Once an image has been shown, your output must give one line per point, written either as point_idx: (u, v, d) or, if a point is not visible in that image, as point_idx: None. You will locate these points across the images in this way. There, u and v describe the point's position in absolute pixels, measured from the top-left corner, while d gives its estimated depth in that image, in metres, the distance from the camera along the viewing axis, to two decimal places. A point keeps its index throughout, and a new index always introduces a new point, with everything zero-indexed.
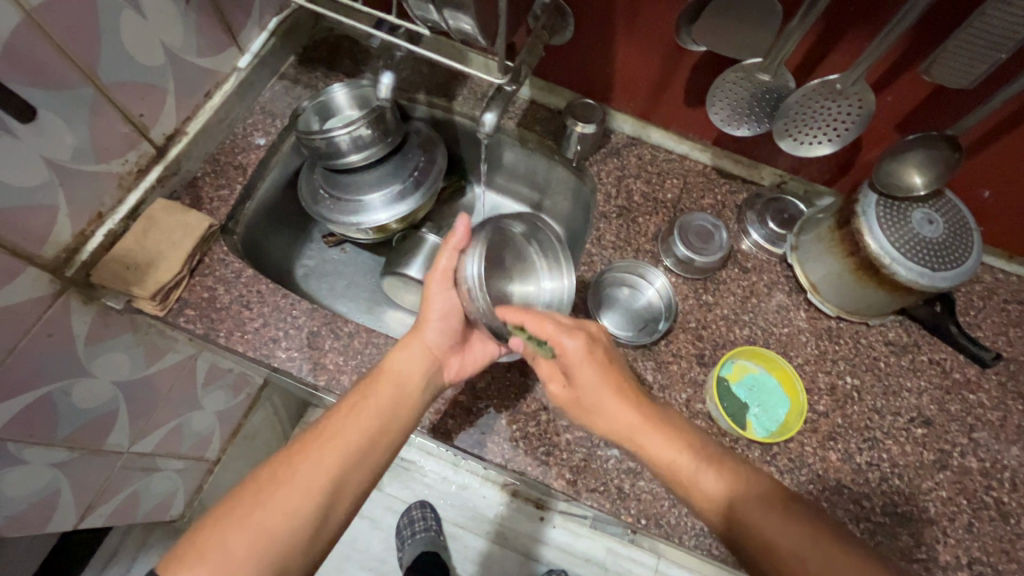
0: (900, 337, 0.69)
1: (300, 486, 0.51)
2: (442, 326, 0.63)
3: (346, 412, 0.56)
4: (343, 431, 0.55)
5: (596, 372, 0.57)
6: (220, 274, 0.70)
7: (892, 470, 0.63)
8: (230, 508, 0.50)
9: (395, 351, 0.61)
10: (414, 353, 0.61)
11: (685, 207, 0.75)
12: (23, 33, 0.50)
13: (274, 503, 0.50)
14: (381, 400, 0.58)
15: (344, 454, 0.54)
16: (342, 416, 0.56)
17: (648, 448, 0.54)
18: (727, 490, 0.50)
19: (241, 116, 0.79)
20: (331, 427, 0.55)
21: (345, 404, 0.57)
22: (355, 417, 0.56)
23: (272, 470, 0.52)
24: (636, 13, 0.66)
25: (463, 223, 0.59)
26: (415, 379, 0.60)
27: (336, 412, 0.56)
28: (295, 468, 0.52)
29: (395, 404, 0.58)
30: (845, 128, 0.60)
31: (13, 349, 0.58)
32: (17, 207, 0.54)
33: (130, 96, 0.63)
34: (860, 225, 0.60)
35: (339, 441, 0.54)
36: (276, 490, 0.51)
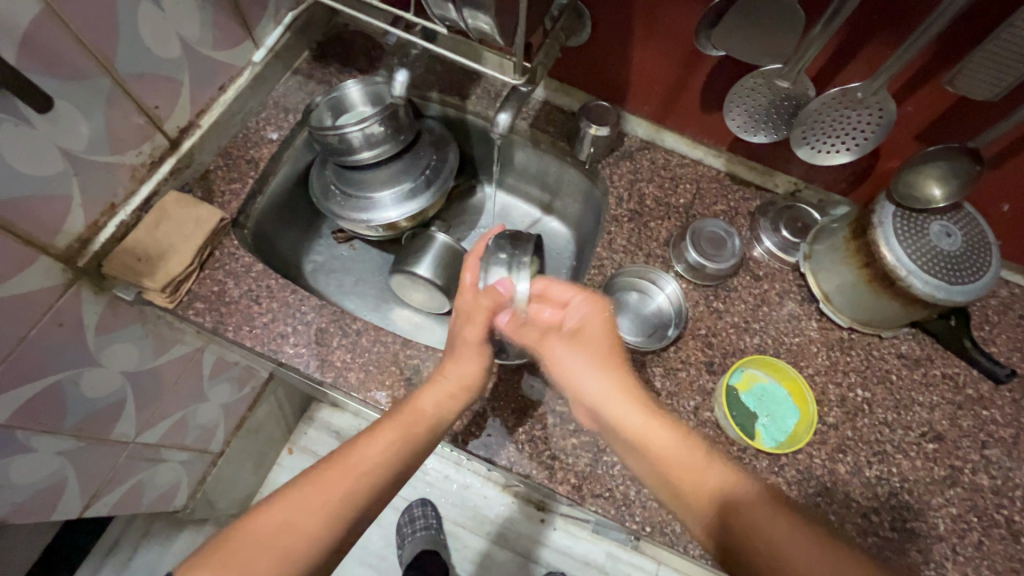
0: (913, 350, 0.69)
1: (324, 509, 0.49)
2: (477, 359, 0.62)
3: (373, 439, 0.55)
4: (369, 458, 0.53)
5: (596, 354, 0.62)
6: (230, 267, 0.70)
7: (902, 484, 0.62)
8: (249, 530, 0.48)
9: (426, 391, 0.59)
10: (447, 382, 0.60)
11: (698, 213, 0.75)
12: (42, 23, 0.50)
13: (299, 529, 0.48)
14: (411, 428, 0.56)
15: (371, 482, 0.52)
16: (373, 448, 0.54)
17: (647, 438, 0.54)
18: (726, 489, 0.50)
19: (255, 110, 0.79)
20: (357, 453, 0.53)
21: (377, 435, 0.55)
22: (384, 449, 0.54)
23: (294, 494, 0.50)
24: (654, 15, 0.65)
25: (509, 286, 0.63)
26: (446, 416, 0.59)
27: (360, 439, 0.55)
28: (321, 495, 0.50)
29: (424, 435, 0.57)
30: (864, 138, 0.59)
31: (24, 338, 0.58)
32: (31, 196, 0.55)
33: (146, 88, 0.63)
34: (876, 235, 0.59)
35: (365, 470, 0.53)
36: (302, 513, 0.49)
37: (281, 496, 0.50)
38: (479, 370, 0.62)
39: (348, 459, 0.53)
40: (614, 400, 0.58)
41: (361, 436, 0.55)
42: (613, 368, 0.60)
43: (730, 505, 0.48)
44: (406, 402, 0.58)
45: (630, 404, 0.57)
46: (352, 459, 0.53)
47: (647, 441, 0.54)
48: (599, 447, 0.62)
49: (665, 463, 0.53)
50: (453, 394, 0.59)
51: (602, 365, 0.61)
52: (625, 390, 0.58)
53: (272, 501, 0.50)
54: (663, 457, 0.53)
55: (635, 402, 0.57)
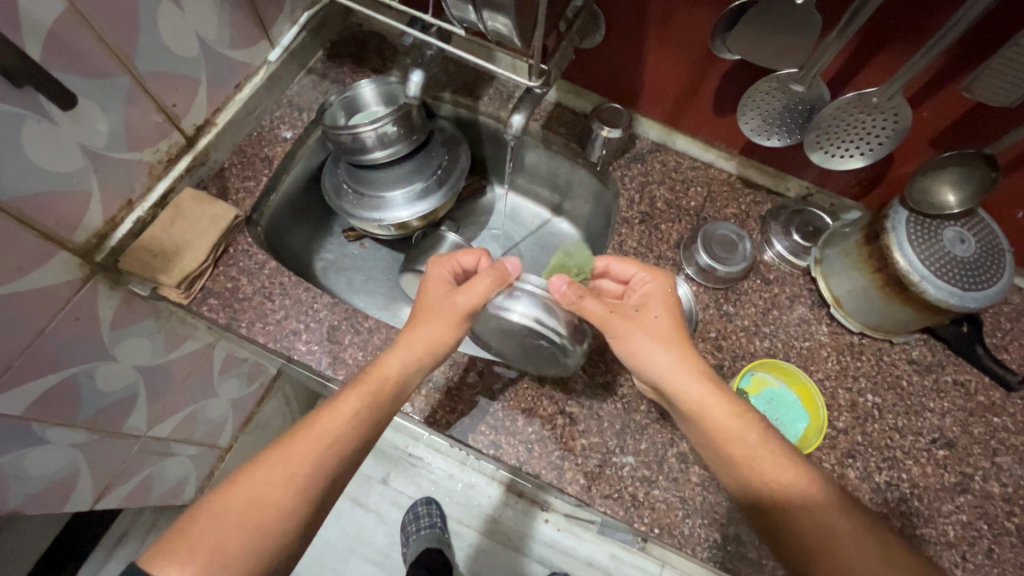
0: (924, 356, 0.68)
1: (290, 483, 0.49)
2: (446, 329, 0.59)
3: (335, 408, 0.53)
4: (332, 429, 0.52)
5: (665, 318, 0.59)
6: (244, 264, 0.70)
7: (912, 490, 0.62)
8: (218, 508, 0.47)
9: (393, 350, 0.57)
10: (413, 344, 0.58)
11: (709, 216, 0.75)
12: (66, 22, 0.51)
13: (270, 505, 0.47)
14: (375, 392, 0.55)
15: (337, 453, 0.51)
16: (337, 414, 0.52)
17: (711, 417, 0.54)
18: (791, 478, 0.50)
19: (269, 108, 0.80)
20: (319, 424, 0.52)
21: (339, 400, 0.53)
22: (346, 414, 0.53)
23: (261, 469, 0.49)
24: (669, 19, 0.65)
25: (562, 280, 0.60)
26: (409, 379, 0.57)
27: (321, 411, 0.53)
28: (286, 469, 0.49)
29: (389, 399, 0.55)
30: (879, 143, 0.59)
31: (41, 332, 0.59)
32: (51, 191, 0.55)
33: (165, 86, 0.64)
34: (889, 241, 0.59)
35: (329, 439, 0.51)
36: (269, 489, 0.48)
37: (248, 473, 0.49)
38: (454, 335, 0.59)
39: (309, 432, 0.51)
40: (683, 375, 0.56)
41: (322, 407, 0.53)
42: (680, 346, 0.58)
43: (795, 492, 0.49)
44: (370, 364, 0.57)
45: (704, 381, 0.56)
46: (315, 431, 0.51)
47: (714, 423, 0.54)
48: (609, 448, 0.62)
49: (732, 446, 0.53)
50: (418, 355, 0.58)
51: (665, 343, 0.58)
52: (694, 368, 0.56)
53: (241, 478, 0.49)
54: (729, 440, 0.53)
55: (705, 380, 0.56)
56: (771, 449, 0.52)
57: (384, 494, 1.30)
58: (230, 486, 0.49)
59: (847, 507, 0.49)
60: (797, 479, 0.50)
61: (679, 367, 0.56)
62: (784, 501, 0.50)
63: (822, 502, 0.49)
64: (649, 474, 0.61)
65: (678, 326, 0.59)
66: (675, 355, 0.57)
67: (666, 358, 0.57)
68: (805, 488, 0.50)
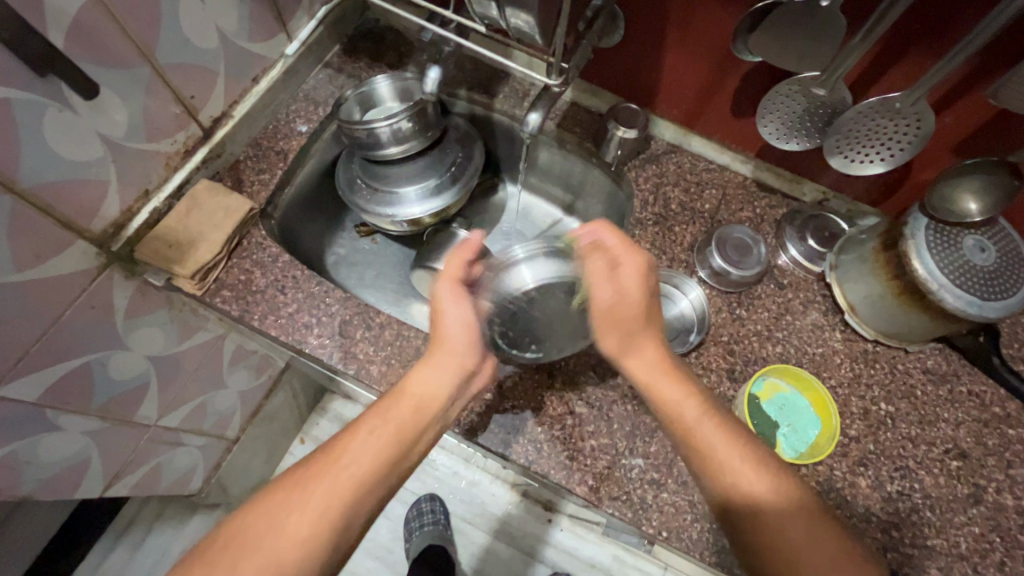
0: (939, 365, 0.68)
1: (310, 510, 0.46)
2: (465, 332, 0.56)
3: (360, 433, 0.50)
4: (360, 453, 0.49)
5: (638, 305, 0.54)
6: (257, 257, 0.70)
7: (924, 501, 0.62)
8: (238, 532, 0.46)
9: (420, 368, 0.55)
10: (438, 360, 0.55)
11: (723, 219, 0.74)
12: (90, 12, 0.51)
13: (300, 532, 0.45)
14: (400, 418, 0.52)
15: (366, 476, 0.49)
16: (357, 441, 0.50)
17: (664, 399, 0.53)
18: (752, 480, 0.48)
19: (285, 102, 0.80)
20: (345, 449, 0.49)
21: (360, 427, 0.51)
22: (368, 442, 0.50)
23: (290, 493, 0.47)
24: (689, 20, 0.65)
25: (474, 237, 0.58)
26: (440, 398, 0.54)
27: (344, 435, 0.51)
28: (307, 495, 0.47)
29: (420, 420, 0.53)
30: (900, 148, 0.58)
31: (58, 320, 0.59)
32: (70, 180, 0.56)
33: (183, 78, 0.64)
34: (907, 248, 0.59)
35: (357, 465, 0.49)
36: (287, 515, 0.46)
37: (275, 492, 0.48)
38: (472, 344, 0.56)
39: (335, 460, 0.49)
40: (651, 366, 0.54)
41: (345, 433, 0.51)
42: (643, 324, 0.55)
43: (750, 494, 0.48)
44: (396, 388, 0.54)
45: (659, 352, 0.54)
46: (340, 458, 0.49)
47: (662, 398, 0.53)
48: (617, 450, 0.62)
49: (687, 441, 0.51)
50: (447, 367, 0.55)
51: (633, 329, 0.54)
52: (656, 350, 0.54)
53: (268, 495, 0.48)
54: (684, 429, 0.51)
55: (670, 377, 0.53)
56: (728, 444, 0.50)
57: None
58: (253, 505, 0.48)
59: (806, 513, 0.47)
60: (750, 477, 0.48)
61: (648, 350, 0.54)
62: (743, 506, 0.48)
63: (766, 504, 0.47)
64: (658, 477, 0.61)
65: (647, 305, 0.55)
66: (648, 334, 0.54)
67: (634, 340, 0.55)
68: (748, 485, 0.48)
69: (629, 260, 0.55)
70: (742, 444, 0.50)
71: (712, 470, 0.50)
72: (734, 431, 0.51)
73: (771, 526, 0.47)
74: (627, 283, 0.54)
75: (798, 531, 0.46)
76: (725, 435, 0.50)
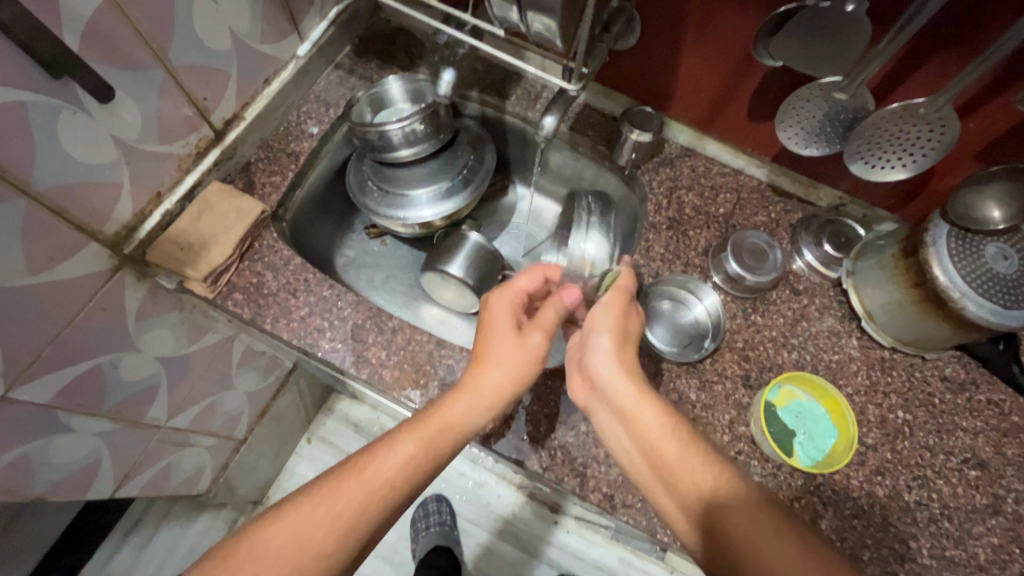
0: (957, 374, 0.67)
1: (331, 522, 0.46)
2: (513, 373, 0.56)
3: (390, 452, 0.50)
4: (389, 472, 0.49)
5: (615, 352, 0.57)
6: (270, 260, 0.70)
7: (942, 511, 0.61)
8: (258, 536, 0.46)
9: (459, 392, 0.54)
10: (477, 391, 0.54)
11: (738, 223, 0.73)
12: (104, 14, 0.51)
13: (321, 547, 0.45)
14: (431, 440, 0.51)
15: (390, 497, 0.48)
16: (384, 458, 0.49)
17: (640, 421, 0.53)
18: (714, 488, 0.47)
19: (296, 103, 0.79)
20: (371, 467, 0.49)
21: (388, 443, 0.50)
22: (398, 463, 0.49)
23: (308, 509, 0.46)
24: (707, 23, 0.64)
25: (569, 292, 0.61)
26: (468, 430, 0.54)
27: (373, 452, 0.50)
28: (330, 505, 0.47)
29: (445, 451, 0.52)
30: (923, 154, 0.56)
31: (70, 322, 0.59)
32: (83, 183, 0.55)
33: (196, 80, 0.64)
34: (928, 256, 0.58)
35: (388, 486, 0.48)
36: (307, 524, 0.46)
37: (293, 508, 0.46)
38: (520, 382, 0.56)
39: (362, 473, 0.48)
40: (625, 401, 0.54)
41: (373, 451, 0.50)
42: (610, 358, 0.56)
43: (714, 503, 0.47)
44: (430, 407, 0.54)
45: (626, 382, 0.54)
46: (367, 472, 0.48)
47: (637, 425, 0.53)
48: None
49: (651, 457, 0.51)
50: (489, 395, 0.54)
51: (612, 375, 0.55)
52: (627, 379, 0.55)
53: (286, 514, 0.46)
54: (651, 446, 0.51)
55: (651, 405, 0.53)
56: (691, 456, 0.50)
57: None
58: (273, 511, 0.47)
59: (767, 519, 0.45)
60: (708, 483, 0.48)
61: (620, 386, 0.55)
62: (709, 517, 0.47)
63: (736, 511, 0.46)
64: None
65: (624, 349, 0.57)
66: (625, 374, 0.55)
67: (608, 377, 0.56)
68: (717, 495, 0.47)
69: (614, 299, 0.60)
70: (707, 457, 0.49)
71: (682, 490, 0.49)
72: (698, 448, 0.50)
73: (733, 537, 0.45)
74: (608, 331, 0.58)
75: (760, 539, 0.44)
76: (688, 450, 0.50)
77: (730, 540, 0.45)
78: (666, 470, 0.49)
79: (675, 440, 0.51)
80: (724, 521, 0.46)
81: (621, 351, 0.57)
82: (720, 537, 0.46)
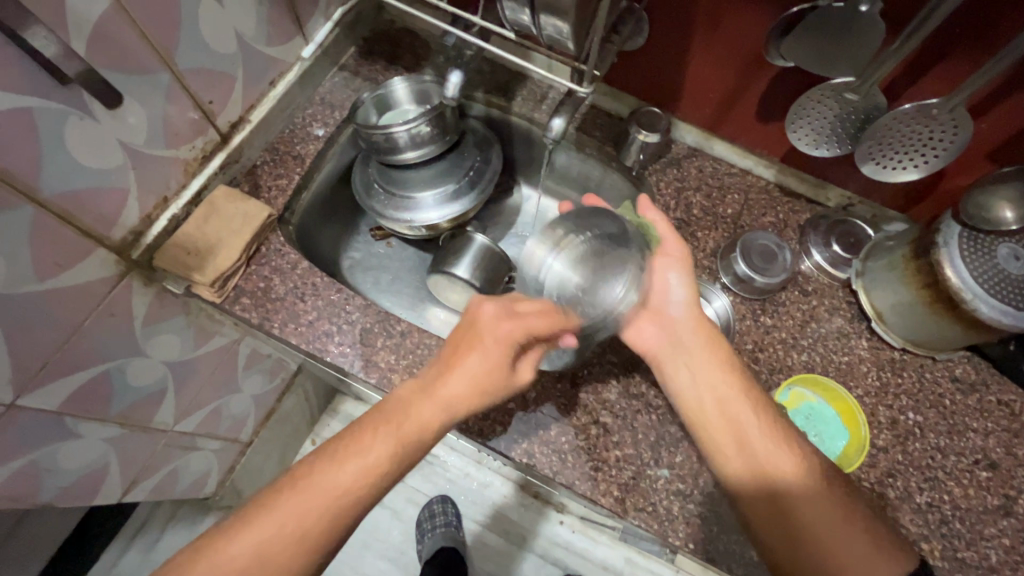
0: (968, 374, 0.67)
1: (305, 507, 0.48)
2: (484, 383, 0.53)
3: (364, 444, 0.50)
4: (343, 478, 0.49)
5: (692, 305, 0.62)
6: (277, 264, 0.70)
7: (953, 512, 0.61)
8: (240, 524, 0.48)
9: (426, 390, 0.53)
10: (444, 393, 0.52)
11: (746, 224, 0.73)
12: (111, 18, 0.50)
13: (277, 555, 0.47)
14: (402, 436, 0.51)
15: (345, 506, 0.49)
16: (354, 449, 0.50)
17: (727, 399, 0.57)
18: (792, 472, 0.53)
19: (302, 106, 0.79)
20: (322, 474, 0.49)
21: (362, 433, 0.51)
22: (368, 455, 0.50)
23: (267, 517, 0.47)
24: (716, 23, 0.63)
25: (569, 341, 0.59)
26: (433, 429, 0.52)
27: (325, 457, 0.50)
28: (302, 493, 0.48)
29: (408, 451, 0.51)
30: (934, 155, 0.55)
31: (78, 328, 0.59)
32: (90, 189, 0.55)
33: (202, 84, 0.63)
34: (939, 257, 0.58)
35: (340, 495, 0.49)
36: (282, 507, 0.48)
37: (256, 514, 0.48)
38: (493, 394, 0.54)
39: (334, 460, 0.50)
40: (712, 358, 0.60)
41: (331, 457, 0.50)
42: (687, 307, 0.62)
43: (789, 483, 0.53)
44: (402, 403, 0.52)
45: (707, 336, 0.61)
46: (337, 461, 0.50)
47: (725, 401, 0.57)
48: (643, 460, 0.61)
49: (735, 434, 0.56)
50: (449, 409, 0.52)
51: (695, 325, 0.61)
52: (705, 330, 0.61)
53: (252, 519, 0.48)
54: (738, 425, 0.56)
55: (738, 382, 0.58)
56: (774, 439, 0.55)
57: (400, 491, 1.31)
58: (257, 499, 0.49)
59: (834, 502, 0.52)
60: (788, 468, 0.53)
61: (698, 332, 0.61)
62: (782, 495, 0.53)
63: (807, 493, 0.52)
64: (684, 488, 0.60)
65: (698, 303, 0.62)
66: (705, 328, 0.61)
67: (686, 323, 0.62)
68: (791, 477, 0.53)
69: (674, 247, 0.63)
70: (782, 433, 0.55)
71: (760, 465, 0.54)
72: (778, 424, 0.56)
73: (797, 505, 0.52)
74: (680, 279, 0.62)
75: (821, 508, 0.52)
76: (766, 425, 0.56)
77: (794, 506, 0.52)
78: (748, 442, 0.55)
79: (763, 427, 0.55)
80: (791, 490, 0.53)
81: (694, 301, 0.62)
82: (785, 505, 0.53)
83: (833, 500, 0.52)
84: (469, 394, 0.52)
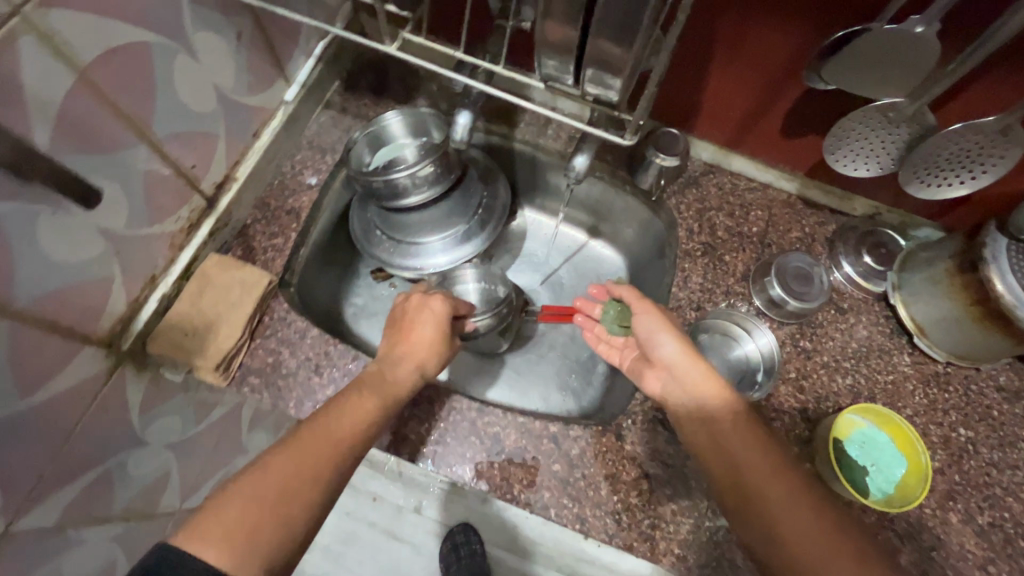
0: (1013, 382, 0.65)
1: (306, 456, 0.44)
2: (432, 332, 0.60)
3: (338, 412, 0.49)
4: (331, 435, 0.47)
5: (677, 340, 0.58)
6: (284, 334, 0.64)
7: (1017, 530, 0.59)
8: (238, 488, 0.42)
9: (384, 367, 0.56)
10: (401, 363, 0.57)
11: (774, 242, 0.70)
12: (77, 97, 0.44)
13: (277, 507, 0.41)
14: (385, 397, 0.53)
15: None
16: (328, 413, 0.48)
17: (704, 401, 0.54)
18: (766, 474, 0.48)
19: (288, 153, 0.72)
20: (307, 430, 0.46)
21: (332, 405, 0.49)
22: (337, 418, 0.48)
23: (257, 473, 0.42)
24: (738, 43, 0.59)
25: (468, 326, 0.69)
26: (402, 388, 0.55)
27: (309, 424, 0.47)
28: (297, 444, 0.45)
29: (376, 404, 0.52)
30: (982, 171, 0.53)
31: (72, 434, 0.52)
32: (70, 284, 0.49)
33: (183, 146, 0.57)
34: (989, 272, 0.55)
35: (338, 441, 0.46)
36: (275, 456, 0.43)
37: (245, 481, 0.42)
38: (437, 351, 0.60)
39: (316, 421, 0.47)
40: (694, 385, 0.56)
41: (315, 415, 0.48)
42: (677, 350, 0.58)
43: (764, 487, 0.47)
44: (362, 382, 0.54)
45: (701, 367, 0.56)
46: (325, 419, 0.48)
47: (702, 409, 0.54)
48: (701, 512, 0.58)
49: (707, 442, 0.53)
50: (415, 366, 0.58)
51: (678, 361, 0.57)
52: (698, 364, 0.56)
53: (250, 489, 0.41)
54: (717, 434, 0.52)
55: (716, 389, 0.55)
56: (750, 442, 0.50)
57: None
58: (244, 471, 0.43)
59: (808, 502, 0.45)
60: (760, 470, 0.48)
61: (688, 367, 0.57)
62: (754, 499, 0.47)
63: (777, 493, 0.46)
64: None
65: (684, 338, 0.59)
66: (685, 357, 0.57)
67: (678, 367, 0.57)
68: (763, 480, 0.47)
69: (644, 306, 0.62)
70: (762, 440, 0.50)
71: (739, 476, 0.49)
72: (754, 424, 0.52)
73: (768, 502, 0.46)
74: (658, 323, 0.60)
75: (792, 499, 0.45)
76: (740, 419, 0.52)
77: (766, 501, 0.46)
78: (731, 456, 0.50)
79: (738, 433, 0.51)
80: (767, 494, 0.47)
81: (686, 345, 0.58)
82: (759, 509, 0.46)
83: (809, 496, 0.46)
84: (429, 353, 0.59)
